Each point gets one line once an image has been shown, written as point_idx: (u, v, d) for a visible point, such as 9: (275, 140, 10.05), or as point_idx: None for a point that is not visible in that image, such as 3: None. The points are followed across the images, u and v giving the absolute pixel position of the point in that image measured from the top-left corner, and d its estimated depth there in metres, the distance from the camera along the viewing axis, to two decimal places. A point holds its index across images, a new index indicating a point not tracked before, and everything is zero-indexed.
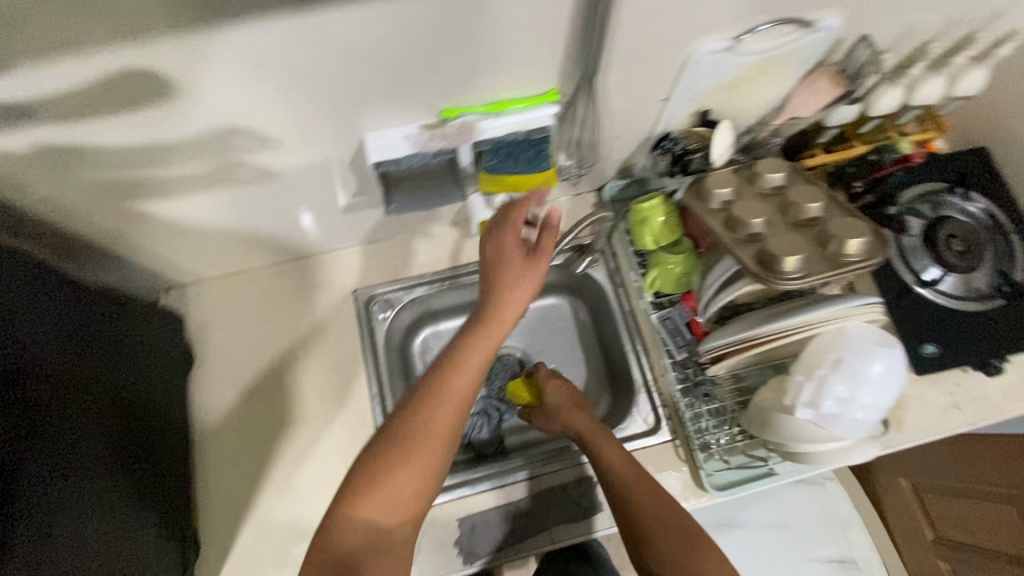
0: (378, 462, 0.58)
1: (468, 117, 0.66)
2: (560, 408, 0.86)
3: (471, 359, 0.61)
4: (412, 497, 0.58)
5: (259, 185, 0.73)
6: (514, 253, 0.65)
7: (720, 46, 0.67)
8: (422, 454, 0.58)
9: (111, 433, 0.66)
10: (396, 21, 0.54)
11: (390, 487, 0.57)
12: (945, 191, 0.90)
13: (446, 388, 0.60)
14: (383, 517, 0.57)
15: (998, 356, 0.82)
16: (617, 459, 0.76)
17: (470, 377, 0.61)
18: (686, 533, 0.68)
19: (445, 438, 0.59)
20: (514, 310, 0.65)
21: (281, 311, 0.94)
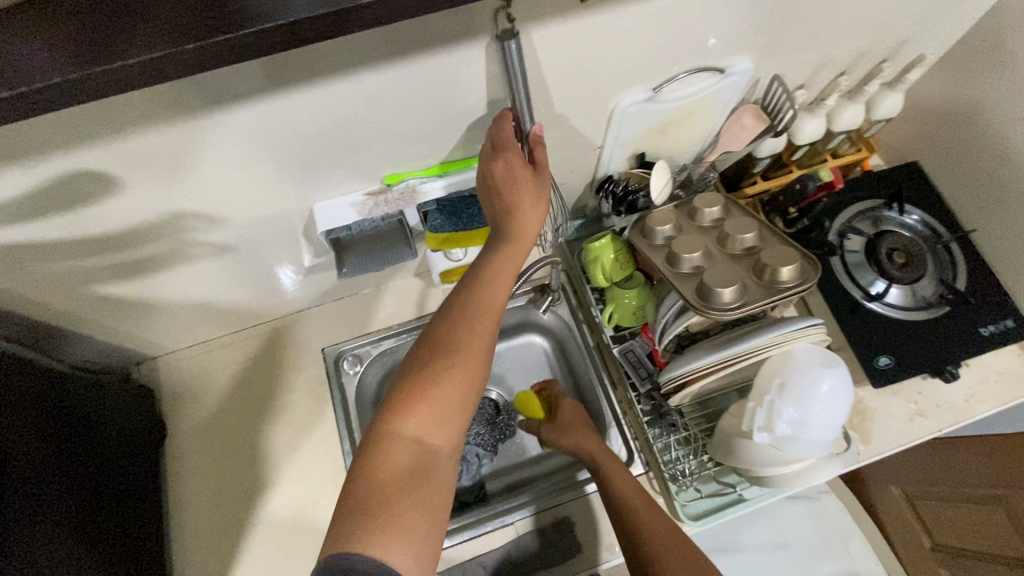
0: (416, 375, 0.55)
1: (410, 181, 0.70)
2: (565, 431, 0.87)
3: (501, 270, 0.62)
4: (458, 408, 0.55)
5: (216, 259, 0.76)
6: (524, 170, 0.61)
7: (641, 97, 0.72)
8: (468, 360, 0.57)
9: (77, 518, 0.67)
10: (331, 106, 0.58)
11: (435, 398, 0.54)
12: (883, 207, 0.94)
13: (479, 299, 0.60)
14: (431, 431, 0.54)
15: (953, 362, 0.84)
16: (622, 477, 0.77)
17: (502, 288, 0.62)
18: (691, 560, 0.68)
19: (484, 347, 0.58)
20: (532, 227, 0.63)
21: (253, 375, 0.95)
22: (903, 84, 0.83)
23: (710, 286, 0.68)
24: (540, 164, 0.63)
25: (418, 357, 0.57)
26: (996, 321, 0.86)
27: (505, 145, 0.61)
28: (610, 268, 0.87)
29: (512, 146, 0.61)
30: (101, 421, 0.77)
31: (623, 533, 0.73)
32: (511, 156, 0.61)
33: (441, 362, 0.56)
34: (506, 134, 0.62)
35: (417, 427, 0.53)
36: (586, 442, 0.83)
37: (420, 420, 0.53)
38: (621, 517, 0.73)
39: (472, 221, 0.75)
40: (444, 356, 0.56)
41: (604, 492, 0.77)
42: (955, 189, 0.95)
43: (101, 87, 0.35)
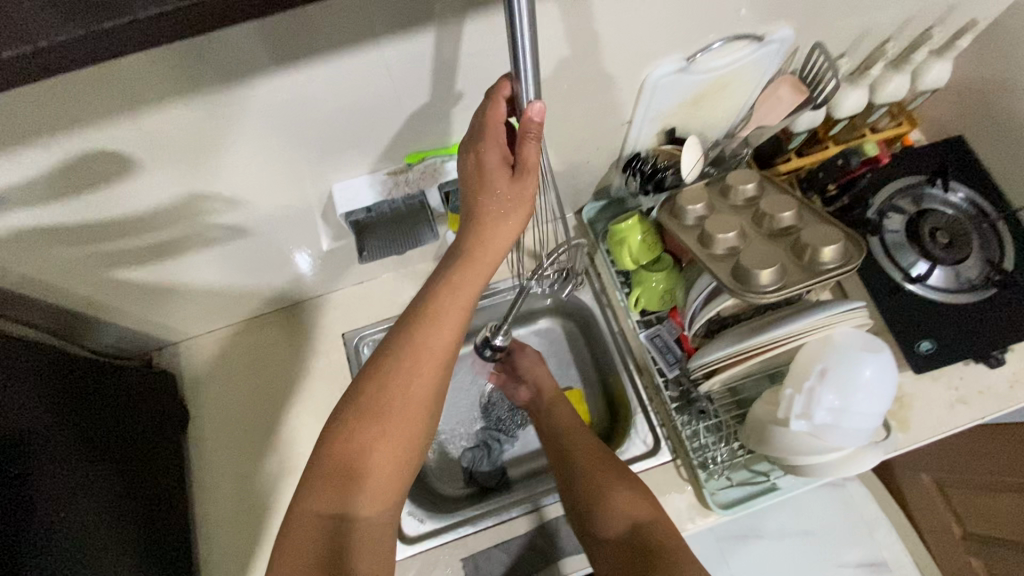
0: (356, 435, 0.56)
1: (432, 160, 0.67)
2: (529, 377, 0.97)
3: (451, 308, 0.59)
4: (398, 466, 0.58)
5: (233, 242, 0.74)
6: (498, 178, 0.56)
7: (674, 67, 0.68)
8: (407, 418, 0.58)
9: (95, 502, 0.66)
10: (350, 79, 0.55)
11: (377, 461, 0.56)
12: (926, 183, 0.89)
13: (423, 344, 0.58)
14: (370, 494, 0.56)
15: (998, 346, 0.80)
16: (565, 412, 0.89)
17: (449, 329, 0.59)
18: (607, 459, 0.78)
19: (426, 400, 0.59)
20: (497, 248, 0.59)
21: (274, 360, 0.95)
22: (952, 52, 0.78)
23: (748, 268, 0.65)
24: (526, 168, 0.54)
25: (355, 411, 0.57)
26: None
27: (483, 146, 0.55)
28: (637, 251, 0.84)
29: (491, 141, 0.55)
30: (118, 406, 0.75)
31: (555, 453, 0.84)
32: (486, 150, 0.55)
33: (382, 422, 0.57)
34: (491, 118, 0.54)
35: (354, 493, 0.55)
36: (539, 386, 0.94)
37: (354, 484, 0.55)
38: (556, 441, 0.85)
39: None
40: (381, 416, 0.57)
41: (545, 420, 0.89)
42: (1003, 165, 0.90)
43: (111, 44, 0.33)
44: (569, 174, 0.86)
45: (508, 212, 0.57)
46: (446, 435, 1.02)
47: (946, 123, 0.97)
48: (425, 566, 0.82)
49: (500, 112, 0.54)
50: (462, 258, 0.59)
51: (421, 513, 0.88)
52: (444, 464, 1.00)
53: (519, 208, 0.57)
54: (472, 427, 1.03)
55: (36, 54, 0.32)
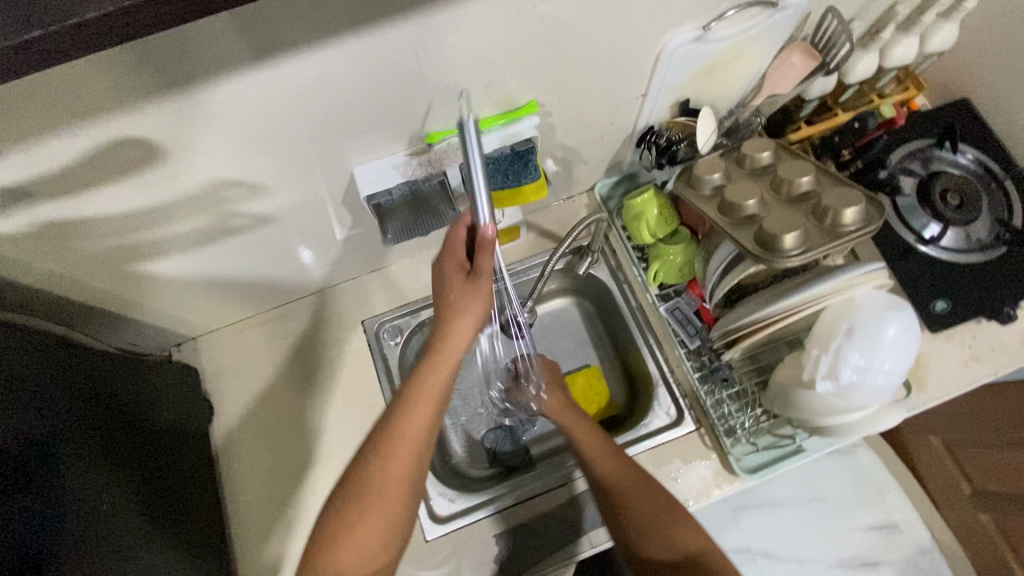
0: (336, 524, 0.61)
1: (452, 139, 0.67)
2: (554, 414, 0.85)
3: (420, 401, 0.63)
4: (378, 549, 0.61)
5: (255, 231, 0.74)
6: (455, 281, 0.63)
7: (689, 37, 0.68)
8: (384, 505, 0.62)
9: (123, 481, 0.66)
10: (370, 58, 0.55)
11: (355, 548, 0.60)
12: (934, 146, 0.90)
13: (395, 437, 0.62)
14: (352, 574, 0.60)
15: (1010, 302, 0.83)
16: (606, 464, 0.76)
17: (420, 422, 0.63)
18: (638, 474, 0.74)
19: (402, 489, 0.62)
20: (460, 341, 0.64)
21: (293, 350, 0.94)
22: (961, 13, 0.78)
23: (771, 232, 0.66)
24: (479, 272, 0.62)
25: (341, 495, 0.62)
26: None
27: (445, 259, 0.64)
28: (654, 224, 0.85)
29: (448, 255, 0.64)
30: (137, 404, 0.74)
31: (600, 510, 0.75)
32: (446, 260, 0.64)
33: (359, 509, 0.61)
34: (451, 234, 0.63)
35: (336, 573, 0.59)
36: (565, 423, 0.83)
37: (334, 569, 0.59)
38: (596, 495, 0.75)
39: (519, 177, 0.71)
40: (360, 502, 0.61)
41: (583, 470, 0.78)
42: (1009, 125, 0.90)
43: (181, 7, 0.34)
44: (582, 151, 0.85)
45: (467, 306, 0.63)
46: (467, 417, 1.02)
47: (953, 85, 0.97)
48: (457, 546, 0.83)
49: (457, 235, 0.63)
50: (430, 354, 0.64)
51: (450, 493, 0.88)
52: (466, 445, 1.00)
53: (475, 302, 0.63)
54: (492, 409, 1.03)
55: (115, 14, 0.32)
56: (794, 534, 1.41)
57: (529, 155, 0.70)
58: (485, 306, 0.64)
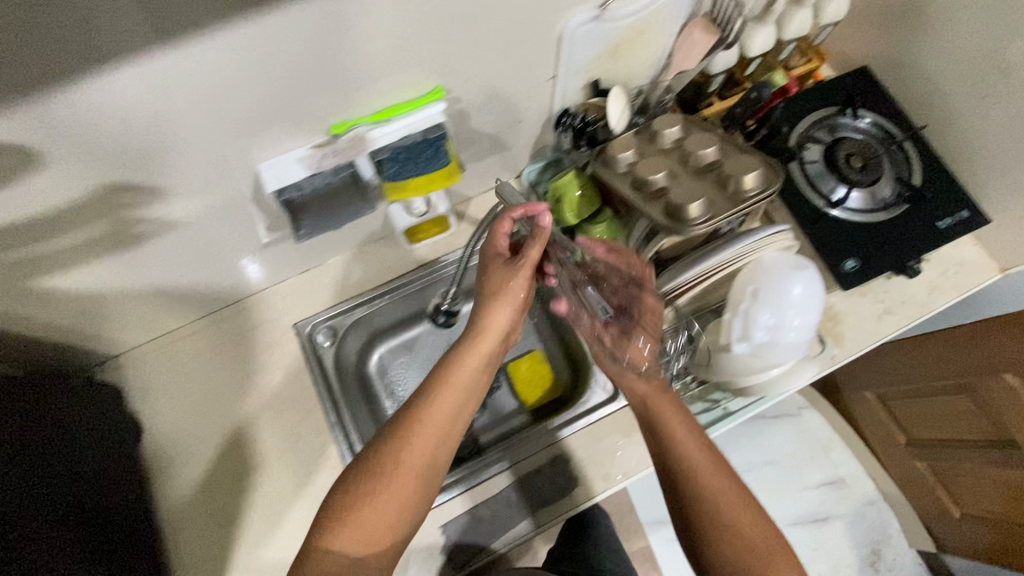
0: (354, 490, 0.60)
1: (357, 129, 0.66)
2: (682, 448, 0.64)
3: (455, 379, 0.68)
4: (388, 526, 0.60)
5: (163, 238, 0.71)
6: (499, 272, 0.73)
7: (587, 17, 0.69)
8: (405, 479, 0.61)
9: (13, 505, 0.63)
10: (257, 45, 0.54)
11: (369, 516, 0.59)
12: (837, 114, 0.94)
13: (428, 409, 0.65)
14: (354, 546, 0.58)
15: (914, 257, 0.88)
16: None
17: (451, 399, 0.67)
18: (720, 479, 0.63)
19: (422, 466, 0.63)
20: (495, 332, 0.72)
21: (224, 360, 0.91)
22: None
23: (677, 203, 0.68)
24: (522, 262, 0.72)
25: (355, 471, 0.62)
26: (951, 214, 0.89)
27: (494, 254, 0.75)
28: (577, 206, 0.86)
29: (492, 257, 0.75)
30: (28, 434, 0.68)
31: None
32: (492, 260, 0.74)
33: (382, 475, 0.61)
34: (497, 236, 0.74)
35: (348, 537, 0.58)
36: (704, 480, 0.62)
37: (347, 532, 0.58)
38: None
39: (431, 162, 0.71)
40: (382, 471, 0.61)
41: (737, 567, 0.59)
42: (906, 89, 0.96)
43: None
44: (501, 137, 0.86)
45: (509, 295, 0.73)
46: None
47: (853, 55, 1.02)
48: None
49: (503, 228, 0.73)
50: (470, 339, 0.71)
51: None
52: None
53: (513, 294, 0.73)
54: None
55: None
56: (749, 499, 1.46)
57: (440, 142, 0.70)
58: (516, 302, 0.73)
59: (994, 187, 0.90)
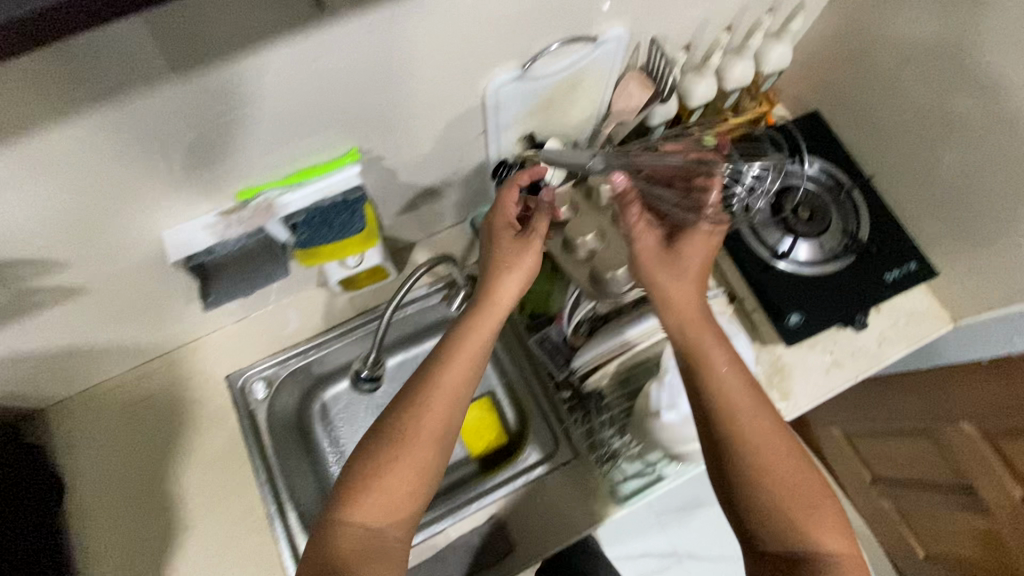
0: (369, 465, 0.60)
1: (266, 195, 0.64)
2: (730, 392, 0.61)
3: (463, 347, 0.65)
4: (406, 499, 0.60)
5: (70, 302, 0.68)
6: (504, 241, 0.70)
7: (510, 76, 0.67)
8: (417, 451, 0.60)
9: None
10: (144, 121, 0.51)
11: (384, 490, 0.59)
12: (785, 160, 0.93)
13: (436, 384, 0.63)
14: (375, 517, 0.59)
15: (861, 310, 0.86)
16: (828, 527, 0.58)
17: (459, 371, 0.64)
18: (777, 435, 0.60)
19: (435, 436, 0.62)
20: (506, 298, 0.68)
21: (154, 414, 0.88)
22: (789, 34, 0.80)
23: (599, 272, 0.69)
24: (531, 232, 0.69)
25: (379, 439, 0.61)
26: (900, 265, 0.88)
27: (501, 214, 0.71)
28: None
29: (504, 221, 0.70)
30: None
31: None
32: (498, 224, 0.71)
33: (396, 449, 0.60)
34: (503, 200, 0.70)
35: (366, 513, 0.58)
36: (747, 429, 0.60)
37: (365, 505, 0.58)
38: (787, 561, 0.58)
39: (345, 228, 0.68)
40: (397, 445, 0.60)
41: (777, 518, 0.58)
42: (855, 135, 0.95)
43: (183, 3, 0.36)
44: (437, 188, 0.83)
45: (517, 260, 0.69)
46: None
47: (806, 97, 1.01)
48: None
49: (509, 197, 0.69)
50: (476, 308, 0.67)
51: None
52: None
53: (522, 260, 0.69)
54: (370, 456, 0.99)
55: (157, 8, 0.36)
56: (717, 536, 1.42)
57: (358, 204, 0.68)
58: (527, 268, 0.69)
59: (942, 237, 0.88)
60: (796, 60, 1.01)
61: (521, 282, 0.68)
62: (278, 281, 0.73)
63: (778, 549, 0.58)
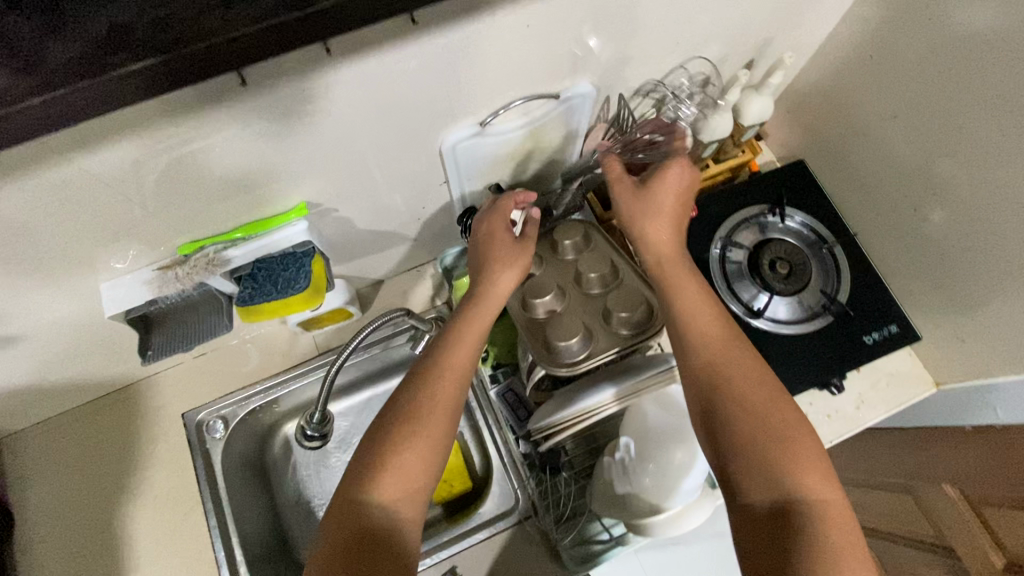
0: (377, 444, 0.53)
1: (208, 249, 0.61)
2: (694, 322, 0.60)
3: (467, 332, 0.61)
4: (418, 481, 0.52)
5: (13, 346, 0.66)
6: (504, 238, 0.67)
7: (468, 133, 0.65)
8: (430, 429, 0.54)
9: None
10: (66, 188, 0.49)
11: (395, 470, 0.51)
12: (766, 212, 0.90)
13: (442, 365, 0.58)
14: (385, 500, 0.50)
15: (837, 374, 0.82)
16: (809, 468, 0.50)
17: (465, 354, 0.60)
18: (753, 370, 0.56)
19: (447, 414, 0.56)
20: (504, 289, 0.65)
21: (109, 448, 0.87)
22: (768, 88, 0.80)
23: (554, 340, 0.67)
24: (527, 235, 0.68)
25: (385, 420, 0.55)
26: (879, 328, 0.85)
27: (494, 211, 0.69)
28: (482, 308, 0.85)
29: (498, 216, 0.68)
30: None
31: (754, 543, 0.48)
32: (493, 220, 0.68)
33: (407, 428, 0.53)
34: (503, 202, 0.70)
35: (377, 493, 0.50)
36: (719, 367, 0.56)
37: (374, 484, 0.51)
38: (771, 515, 0.48)
39: (287, 286, 0.66)
40: (407, 424, 0.54)
41: (751, 460, 0.51)
42: (840, 188, 0.92)
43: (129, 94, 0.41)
44: (402, 232, 0.81)
45: (513, 255, 0.66)
46: (315, 499, 0.95)
47: (794, 145, 0.99)
48: None
49: (509, 205, 0.69)
50: (472, 300, 0.64)
51: None
52: (305, 534, 0.93)
53: (521, 258, 0.66)
54: (322, 498, 0.95)
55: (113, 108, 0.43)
56: None
57: (305, 259, 0.66)
58: (524, 267, 0.67)
59: (926, 300, 0.84)
60: (784, 106, 0.98)
61: (517, 278, 0.66)
62: (220, 337, 0.69)
63: (760, 496, 0.50)
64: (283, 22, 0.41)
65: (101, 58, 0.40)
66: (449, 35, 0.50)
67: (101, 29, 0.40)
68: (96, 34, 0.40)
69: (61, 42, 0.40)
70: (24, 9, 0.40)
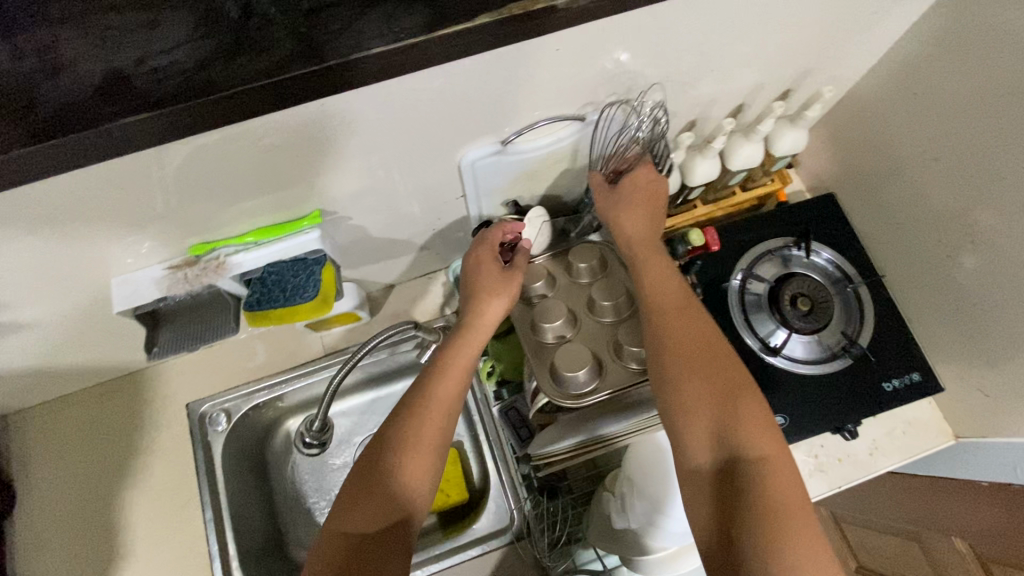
0: (360, 477, 0.52)
1: (219, 252, 0.62)
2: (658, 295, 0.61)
3: (451, 362, 0.60)
4: (400, 516, 0.51)
5: (24, 331, 0.67)
6: (491, 267, 0.67)
7: (488, 150, 0.64)
8: (413, 464, 0.53)
9: None
10: (80, 189, 0.49)
11: (377, 505, 0.50)
12: (791, 245, 0.87)
13: (427, 398, 0.57)
14: (368, 536, 0.49)
15: (851, 420, 0.79)
16: (755, 427, 0.50)
17: (451, 386, 0.58)
18: (708, 337, 0.57)
19: (433, 447, 0.55)
20: (490, 318, 0.64)
21: (112, 434, 0.88)
22: (803, 120, 0.76)
23: (562, 371, 0.65)
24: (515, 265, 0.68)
25: (373, 452, 0.54)
26: (900, 375, 0.81)
27: (484, 240, 0.69)
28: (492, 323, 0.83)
29: (488, 247, 0.67)
30: None
31: (705, 502, 0.49)
32: (481, 251, 0.68)
33: (390, 462, 0.53)
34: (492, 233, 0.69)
35: (359, 528, 0.49)
36: (673, 336, 0.57)
37: (356, 519, 0.50)
38: (718, 475, 0.49)
39: (294, 294, 0.66)
40: (390, 458, 0.53)
41: (700, 422, 0.51)
42: (870, 226, 0.89)
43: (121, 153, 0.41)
44: (416, 240, 0.80)
45: (500, 285, 0.66)
46: (309, 498, 0.95)
47: (826, 177, 0.96)
48: None
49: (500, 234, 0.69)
50: (457, 330, 0.63)
51: None
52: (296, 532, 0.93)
53: (509, 286, 0.66)
54: (316, 497, 0.95)
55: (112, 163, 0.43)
56: None
57: (316, 266, 0.67)
58: (512, 295, 0.66)
59: (951, 350, 0.81)
60: (818, 136, 0.95)
61: (505, 307, 0.65)
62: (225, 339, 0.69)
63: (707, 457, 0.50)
64: (278, 77, 0.42)
65: (97, 106, 0.41)
66: (472, 58, 0.49)
67: (101, 74, 0.41)
68: (96, 79, 0.41)
69: (55, 87, 0.41)
70: (21, 54, 0.42)
